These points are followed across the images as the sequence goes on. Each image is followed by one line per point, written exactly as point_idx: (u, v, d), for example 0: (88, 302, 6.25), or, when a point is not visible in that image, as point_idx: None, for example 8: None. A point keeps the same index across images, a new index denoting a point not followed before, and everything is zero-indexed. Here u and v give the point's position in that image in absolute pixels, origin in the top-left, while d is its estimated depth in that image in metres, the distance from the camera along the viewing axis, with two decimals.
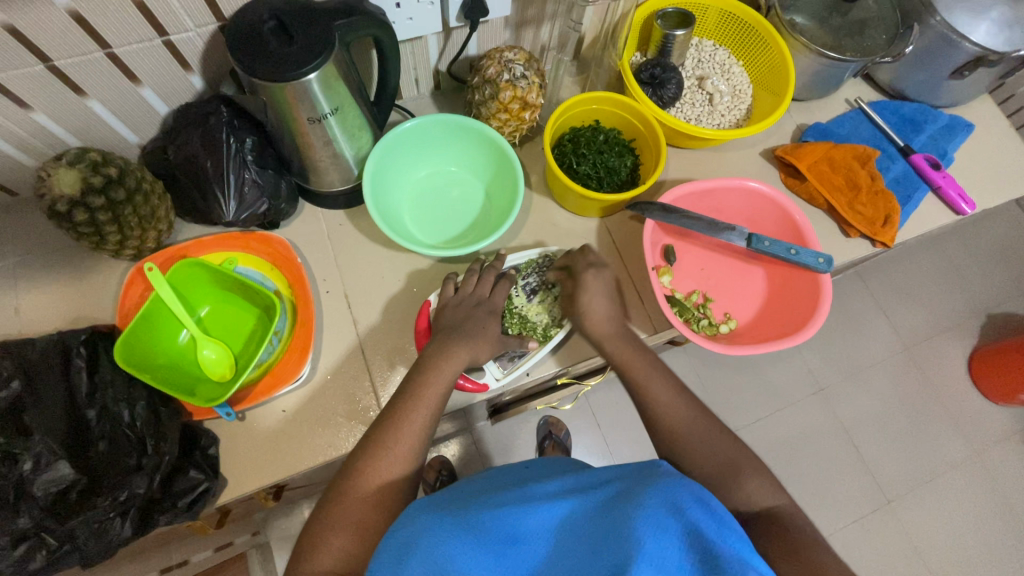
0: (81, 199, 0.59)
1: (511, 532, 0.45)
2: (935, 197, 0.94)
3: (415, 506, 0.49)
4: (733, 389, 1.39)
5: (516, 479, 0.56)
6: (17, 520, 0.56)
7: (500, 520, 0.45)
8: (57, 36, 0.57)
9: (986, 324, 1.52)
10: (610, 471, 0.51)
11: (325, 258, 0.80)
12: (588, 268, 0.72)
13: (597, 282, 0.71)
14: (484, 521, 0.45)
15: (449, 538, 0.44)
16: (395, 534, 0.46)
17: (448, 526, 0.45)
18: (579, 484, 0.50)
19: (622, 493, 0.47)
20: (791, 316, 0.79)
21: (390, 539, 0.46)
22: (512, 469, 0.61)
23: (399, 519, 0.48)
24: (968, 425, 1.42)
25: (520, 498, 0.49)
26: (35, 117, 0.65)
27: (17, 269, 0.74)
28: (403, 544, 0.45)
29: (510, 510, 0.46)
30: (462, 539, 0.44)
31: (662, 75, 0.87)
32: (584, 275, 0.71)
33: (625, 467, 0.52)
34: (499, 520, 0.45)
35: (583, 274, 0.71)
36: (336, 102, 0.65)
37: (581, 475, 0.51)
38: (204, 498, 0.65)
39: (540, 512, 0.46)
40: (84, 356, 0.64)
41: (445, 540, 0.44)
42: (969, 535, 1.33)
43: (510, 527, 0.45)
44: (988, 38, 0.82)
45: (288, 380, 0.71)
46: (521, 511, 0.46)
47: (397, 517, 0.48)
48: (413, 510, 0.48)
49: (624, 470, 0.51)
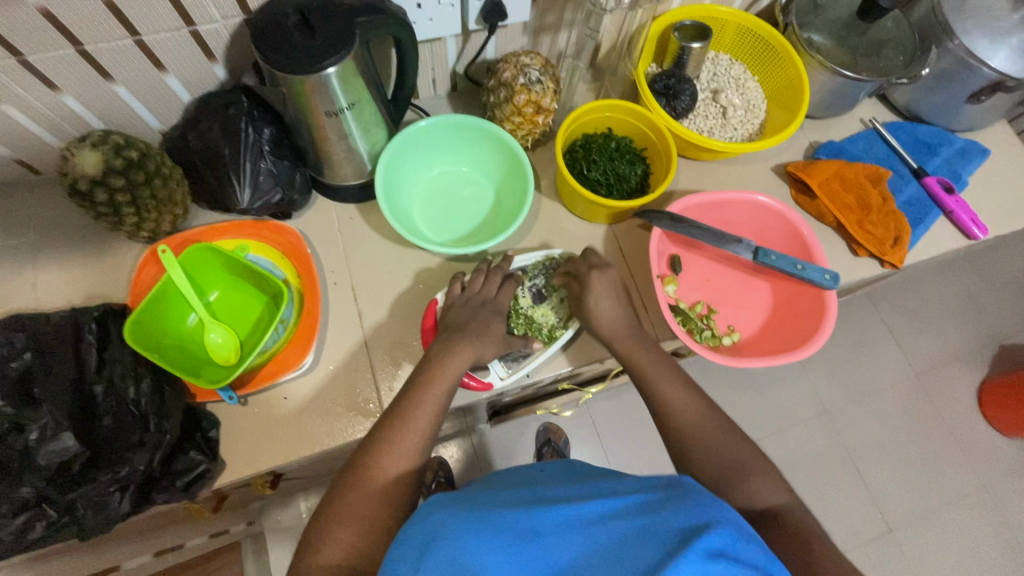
0: (101, 179, 0.61)
1: (529, 530, 0.45)
2: (948, 220, 0.94)
3: (432, 500, 0.49)
4: (736, 406, 1.38)
5: (527, 480, 0.57)
6: (20, 489, 0.58)
7: (526, 520, 0.46)
8: (90, 21, 0.59)
9: (997, 354, 1.49)
10: (627, 483, 0.51)
11: (335, 251, 0.81)
12: (572, 285, 0.72)
13: (601, 281, 0.71)
14: (501, 518, 0.45)
15: (471, 533, 0.44)
16: (412, 530, 0.46)
17: (463, 523, 0.45)
18: (595, 492, 0.50)
19: (647, 504, 0.47)
20: (796, 331, 0.79)
21: (410, 533, 0.46)
22: (522, 471, 0.61)
23: (417, 513, 0.48)
24: (975, 455, 1.40)
25: (536, 499, 0.49)
26: (63, 100, 0.68)
27: (36, 246, 0.76)
28: (425, 537, 0.45)
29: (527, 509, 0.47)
30: (478, 534, 0.44)
31: (676, 86, 0.87)
32: (588, 276, 0.71)
33: (648, 479, 0.52)
34: (521, 517, 0.46)
35: (587, 276, 0.71)
36: (353, 97, 0.66)
37: (605, 483, 0.51)
38: (201, 479, 0.66)
39: (554, 513, 0.46)
40: (95, 333, 0.65)
41: (469, 534, 0.44)
42: (972, 568, 1.30)
43: (533, 525, 0.45)
44: (1006, 64, 0.82)
45: (291, 368, 0.72)
46: (537, 511, 0.46)
47: (414, 514, 0.48)
48: (432, 505, 0.49)
49: (644, 482, 0.51)
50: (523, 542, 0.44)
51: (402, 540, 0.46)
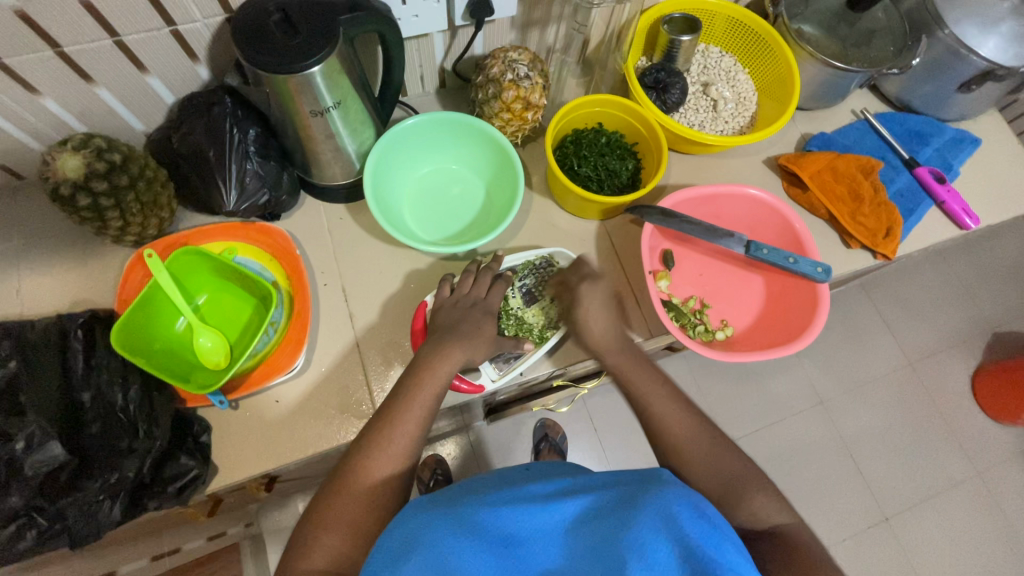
0: (84, 183, 0.60)
1: (502, 532, 0.45)
2: (940, 211, 0.94)
3: (413, 503, 0.49)
4: (732, 398, 1.38)
5: (515, 480, 0.56)
6: (9, 497, 0.57)
7: (498, 522, 0.46)
8: (67, 23, 0.58)
9: (990, 342, 1.50)
10: (608, 477, 0.50)
11: (324, 251, 0.80)
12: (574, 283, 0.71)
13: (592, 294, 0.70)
14: (478, 520, 0.45)
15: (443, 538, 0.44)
16: (390, 537, 0.46)
17: (440, 528, 0.45)
18: (574, 488, 0.50)
19: (624, 496, 0.47)
20: (788, 325, 0.79)
21: (386, 539, 0.46)
22: (513, 470, 0.61)
23: (397, 518, 0.47)
24: (969, 443, 1.41)
25: (515, 496, 0.48)
26: (43, 103, 0.66)
27: (21, 253, 0.74)
28: (402, 545, 0.44)
29: (506, 508, 0.46)
30: (451, 539, 0.44)
31: (666, 80, 0.86)
32: (579, 288, 0.70)
33: (626, 473, 0.51)
34: (495, 520, 0.46)
35: (577, 287, 0.70)
36: (339, 96, 0.65)
37: (582, 479, 0.51)
38: (192, 485, 0.65)
39: (532, 511, 0.46)
40: (81, 339, 0.64)
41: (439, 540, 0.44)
42: (966, 554, 1.31)
43: (505, 528, 0.45)
44: (997, 53, 0.82)
45: (282, 370, 0.71)
46: (509, 513, 0.46)
47: (395, 516, 0.48)
48: (408, 509, 0.48)
49: (626, 476, 0.50)
50: (495, 546, 0.44)
51: (377, 548, 0.46)
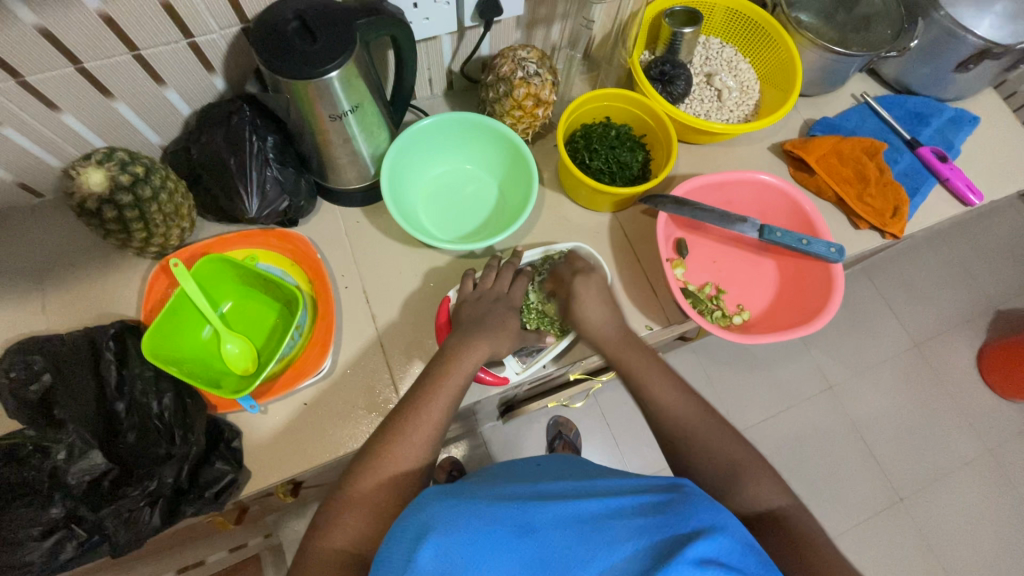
0: (109, 197, 0.61)
1: (523, 525, 0.44)
2: (944, 189, 0.95)
3: (426, 492, 0.49)
4: (741, 387, 1.40)
5: (529, 474, 0.56)
6: (50, 510, 0.59)
7: (518, 515, 0.45)
8: (91, 39, 0.60)
9: (993, 320, 1.52)
10: (614, 482, 0.50)
11: (343, 255, 0.81)
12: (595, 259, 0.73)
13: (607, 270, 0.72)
14: (500, 513, 0.45)
15: (467, 527, 0.44)
16: (407, 520, 0.46)
17: (460, 517, 0.44)
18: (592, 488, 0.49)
19: (642, 504, 0.46)
20: (803, 306, 0.81)
21: (406, 523, 0.46)
22: (521, 464, 0.60)
23: (415, 502, 0.47)
24: (978, 421, 1.42)
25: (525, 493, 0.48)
26: (63, 119, 0.67)
27: (43, 270, 0.75)
28: (418, 528, 0.45)
29: (516, 504, 0.46)
30: (478, 527, 0.44)
31: (671, 72, 0.88)
32: (583, 275, 0.72)
33: (646, 479, 0.51)
34: (517, 512, 0.45)
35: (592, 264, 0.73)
36: (356, 100, 0.66)
37: (604, 481, 0.50)
38: (227, 491, 0.66)
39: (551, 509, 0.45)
40: (113, 350, 0.65)
41: (464, 527, 0.44)
42: (981, 531, 1.33)
43: (528, 520, 0.45)
44: (993, 31, 0.84)
45: (309, 373, 0.72)
46: (533, 506, 0.46)
47: (411, 503, 0.48)
48: (426, 496, 0.48)
49: (642, 482, 0.50)
50: (517, 539, 0.43)
51: (393, 533, 0.46)
